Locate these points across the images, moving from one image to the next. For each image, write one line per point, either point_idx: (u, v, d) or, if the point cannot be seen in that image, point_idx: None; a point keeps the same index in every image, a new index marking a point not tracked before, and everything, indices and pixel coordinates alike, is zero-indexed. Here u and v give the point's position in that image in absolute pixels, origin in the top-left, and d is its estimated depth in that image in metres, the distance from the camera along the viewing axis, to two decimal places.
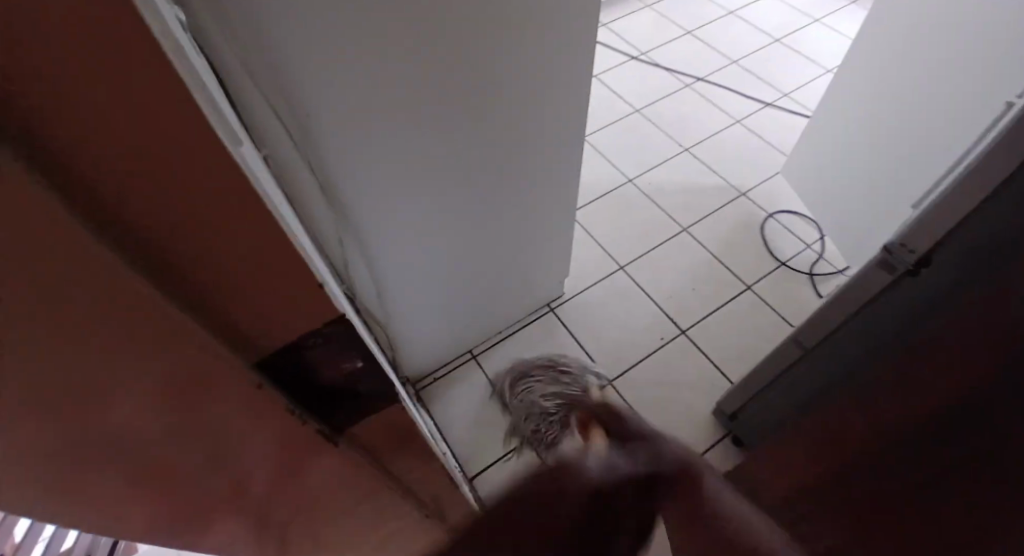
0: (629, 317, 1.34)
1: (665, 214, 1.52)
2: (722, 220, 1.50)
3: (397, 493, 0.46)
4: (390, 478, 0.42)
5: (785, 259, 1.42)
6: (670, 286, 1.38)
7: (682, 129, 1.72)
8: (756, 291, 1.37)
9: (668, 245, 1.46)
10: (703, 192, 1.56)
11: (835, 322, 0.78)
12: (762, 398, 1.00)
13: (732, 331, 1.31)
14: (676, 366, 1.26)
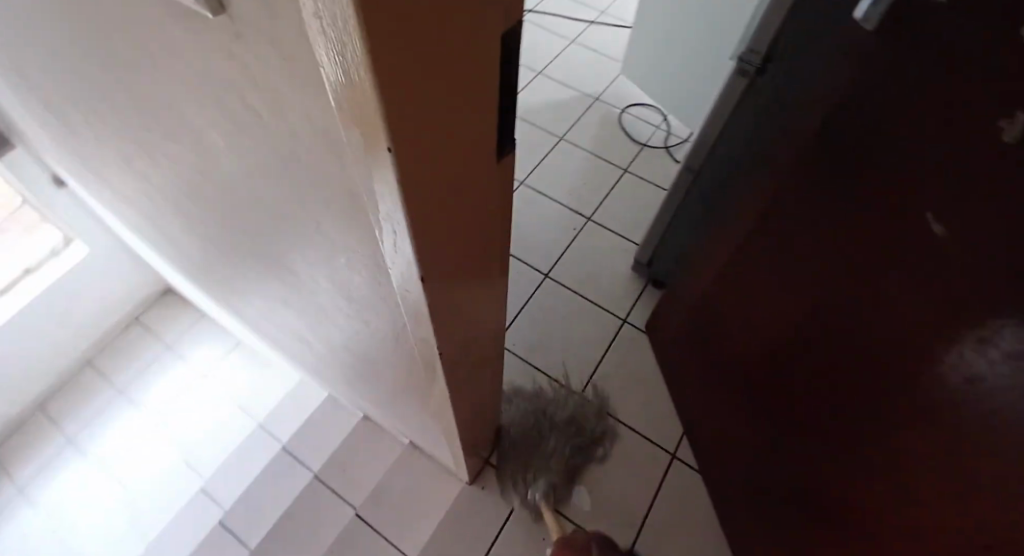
0: (541, 220, 1.56)
1: (542, 130, 1.75)
2: (587, 124, 1.76)
3: (494, 291, 0.62)
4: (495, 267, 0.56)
5: (644, 141, 1.72)
6: (567, 186, 1.63)
7: (531, 57, 1.93)
8: (633, 171, 1.65)
9: (552, 154, 1.70)
10: (568, 107, 1.81)
11: (714, 138, 1.03)
12: (671, 234, 1.27)
13: (625, 207, 1.58)
14: (593, 245, 1.51)
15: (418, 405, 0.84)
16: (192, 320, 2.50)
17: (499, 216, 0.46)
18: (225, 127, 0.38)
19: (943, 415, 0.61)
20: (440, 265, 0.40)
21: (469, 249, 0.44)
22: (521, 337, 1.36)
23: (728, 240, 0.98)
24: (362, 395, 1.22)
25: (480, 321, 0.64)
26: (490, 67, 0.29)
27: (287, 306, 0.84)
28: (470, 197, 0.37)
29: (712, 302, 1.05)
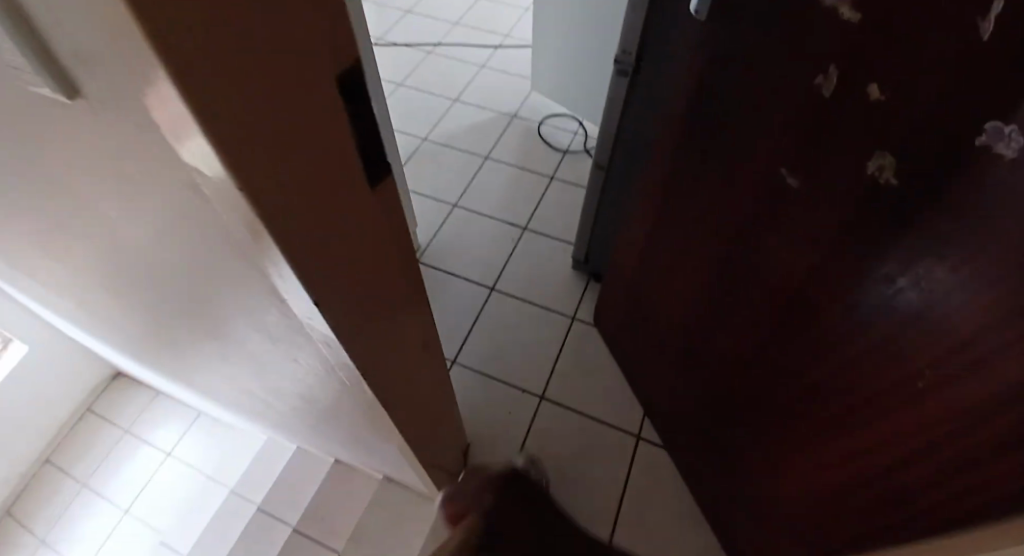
0: (480, 238, 1.60)
1: (466, 153, 1.81)
2: (509, 140, 1.83)
3: (418, 307, 0.66)
4: (411, 286, 0.59)
5: (565, 147, 1.80)
6: (498, 202, 1.68)
7: (445, 85, 2.00)
8: (559, 177, 1.73)
9: (480, 173, 1.76)
10: (487, 127, 1.87)
11: (615, 133, 1.10)
12: (599, 228, 1.34)
13: (557, 212, 1.65)
14: (532, 252, 1.57)
15: (374, 436, 0.86)
16: (147, 398, 2.43)
17: (398, 238, 0.51)
18: (120, 201, 0.41)
19: (839, 348, 0.67)
20: (344, 293, 0.44)
21: (371, 272, 0.47)
22: (477, 352, 1.39)
23: (644, 225, 1.05)
24: (328, 439, 1.22)
25: (412, 338, 0.67)
26: (332, 103, 0.33)
27: (231, 364, 0.86)
28: (352, 220, 0.41)
29: (643, 285, 1.12)
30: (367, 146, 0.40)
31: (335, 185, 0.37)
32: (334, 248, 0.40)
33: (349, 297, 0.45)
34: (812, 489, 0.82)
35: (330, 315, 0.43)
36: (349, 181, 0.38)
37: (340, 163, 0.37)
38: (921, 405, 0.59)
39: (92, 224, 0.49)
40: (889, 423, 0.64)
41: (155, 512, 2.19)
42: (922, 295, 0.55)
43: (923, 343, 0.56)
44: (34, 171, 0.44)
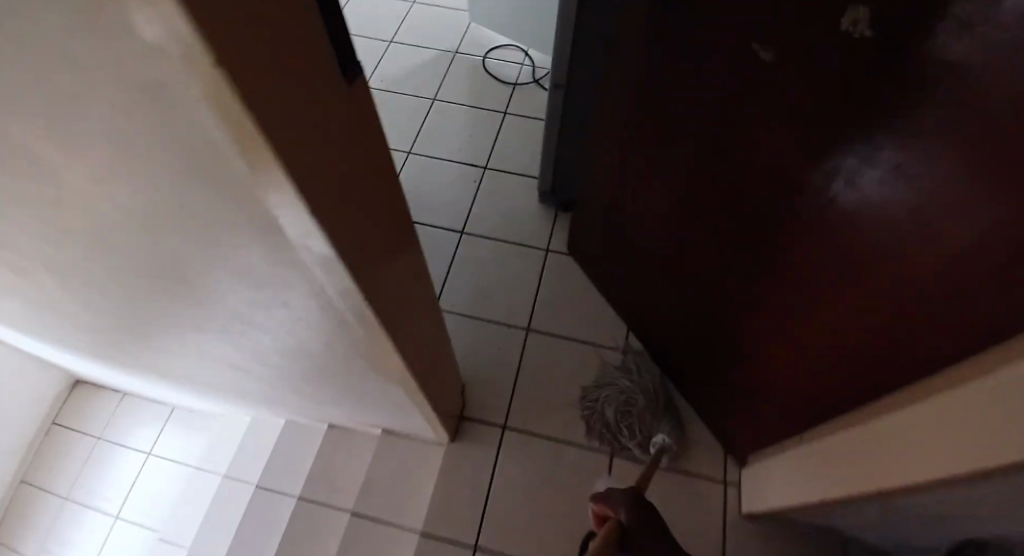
0: (440, 183, 1.56)
1: (412, 97, 1.74)
2: (455, 78, 1.77)
3: (407, 238, 0.63)
4: (394, 209, 0.56)
5: (514, 80, 1.76)
6: (454, 144, 1.64)
7: (378, 28, 1.90)
8: (512, 112, 1.69)
9: (431, 116, 1.70)
10: (429, 68, 1.80)
11: (572, 43, 1.08)
12: (562, 156, 1.33)
13: (516, 146, 1.62)
14: (497, 190, 1.54)
15: (376, 382, 0.84)
16: (115, 401, 2.33)
17: (378, 161, 0.48)
18: (56, 156, 0.36)
19: (824, 222, 0.69)
20: (340, 225, 0.42)
21: (357, 193, 0.45)
22: (457, 296, 1.38)
23: (612, 137, 1.04)
24: (319, 404, 1.19)
25: (405, 270, 0.65)
26: (304, 6, 0.30)
27: (213, 335, 0.82)
28: (335, 140, 0.38)
29: (616, 201, 1.12)
30: (339, 53, 0.36)
31: (307, 80, 0.33)
32: (322, 170, 0.37)
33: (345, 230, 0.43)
34: (806, 367, 0.85)
35: (326, 232, 0.40)
36: (328, 98, 0.36)
37: (316, 76, 0.34)
38: (896, 267, 0.62)
39: (30, 190, 0.43)
40: (872, 286, 0.67)
41: (148, 512, 2.11)
42: (901, 155, 0.56)
43: (900, 205, 0.58)
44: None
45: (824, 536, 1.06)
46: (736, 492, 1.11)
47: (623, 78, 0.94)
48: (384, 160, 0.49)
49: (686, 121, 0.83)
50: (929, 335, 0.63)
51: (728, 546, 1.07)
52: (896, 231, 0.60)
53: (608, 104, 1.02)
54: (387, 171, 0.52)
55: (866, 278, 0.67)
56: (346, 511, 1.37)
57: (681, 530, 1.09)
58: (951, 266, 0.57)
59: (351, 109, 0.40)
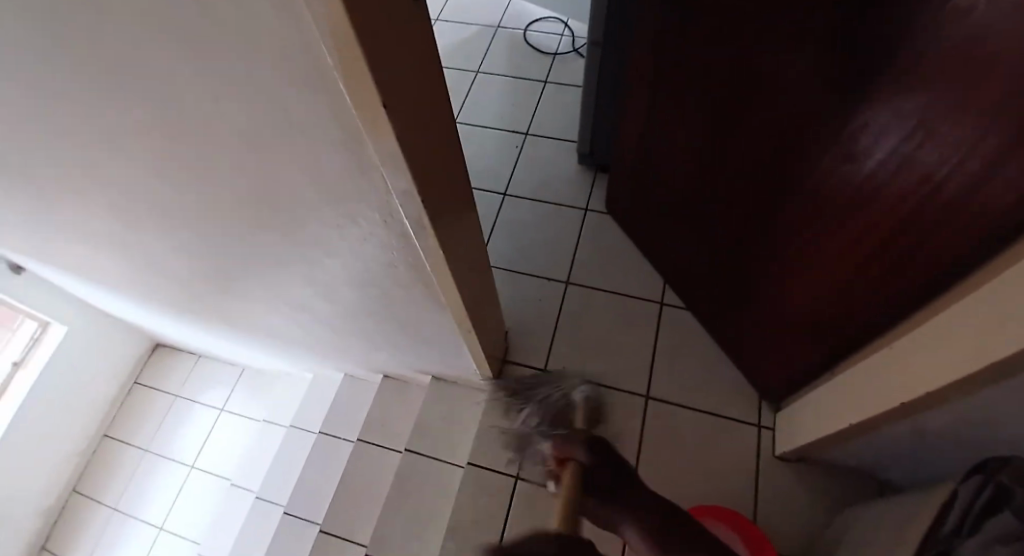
0: (484, 149, 1.65)
1: (457, 70, 1.84)
2: (497, 52, 1.86)
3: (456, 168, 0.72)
4: (447, 130, 0.64)
5: (553, 51, 1.83)
6: (496, 113, 1.72)
7: None
8: (552, 81, 1.76)
9: (474, 87, 1.79)
10: (472, 45, 1.90)
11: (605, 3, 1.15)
12: (598, 117, 1.39)
13: (556, 113, 1.69)
14: (537, 154, 1.62)
15: (429, 311, 0.93)
16: (191, 364, 2.53)
17: (432, 85, 0.57)
18: (187, 70, 0.47)
19: (832, 149, 0.72)
20: (403, 128, 0.51)
21: (415, 107, 0.54)
22: (500, 252, 1.46)
23: (639, 90, 1.10)
24: (373, 349, 1.30)
25: (457, 199, 0.74)
26: None
27: (285, 269, 0.93)
28: (398, 52, 0.47)
29: (645, 155, 1.18)
30: None
31: None
32: (389, 73, 0.46)
33: (407, 133, 0.52)
34: (818, 300, 0.89)
35: (392, 127, 0.49)
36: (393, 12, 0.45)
37: None
38: (892, 183, 0.66)
39: (158, 112, 0.55)
40: (872, 205, 0.70)
41: (220, 465, 2.25)
42: (892, 75, 0.60)
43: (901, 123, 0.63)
44: (101, 66, 0.49)
45: (857, 476, 1.08)
46: (768, 433, 1.15)
47: (648, 31, 0.99)
48: (436, 86, 0.58)
49: (703, 66, 0.89)
50: (932, 250, 0.66)
51: (760, 483, 1.11)
52: (893, 148, 0.64)
53: (634, 59, 1.08)
54: (440, 98, 0.60)
55: (867, 198, 0.71)
56: (397, 452, 1.43)
57: (712, 466, 1.14)
58: (943, 176, 0.60)
59: (412, 29, 0.49)
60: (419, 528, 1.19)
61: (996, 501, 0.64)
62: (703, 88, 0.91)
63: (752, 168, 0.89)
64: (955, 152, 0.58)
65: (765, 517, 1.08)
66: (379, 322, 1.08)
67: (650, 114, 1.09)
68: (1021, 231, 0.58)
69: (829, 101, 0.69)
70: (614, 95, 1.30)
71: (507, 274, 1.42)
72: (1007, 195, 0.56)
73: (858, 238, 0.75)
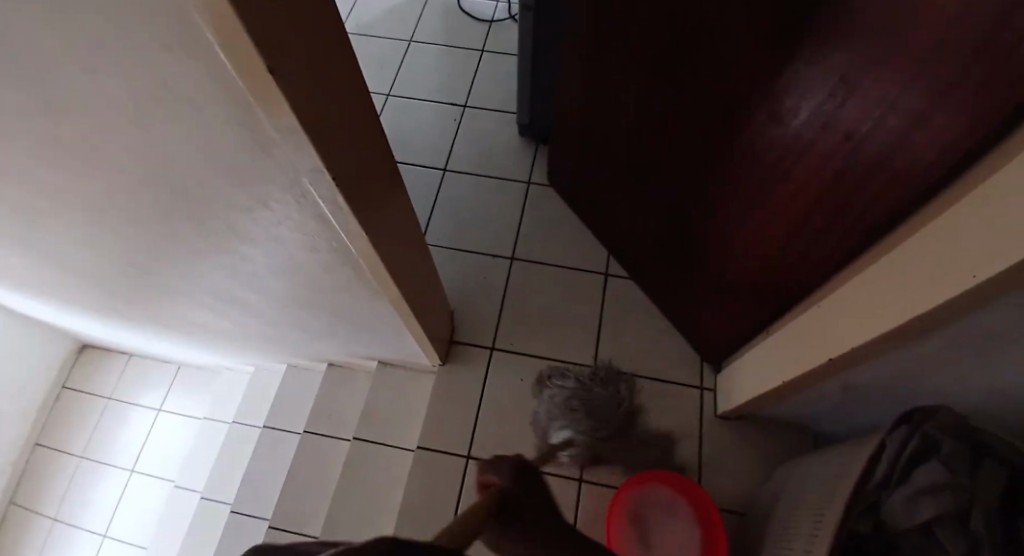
0: (421, 123, 1.58)
1: (390, 40, 1.76)
2: (431, 20, 1.78)
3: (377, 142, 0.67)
4: (361, 98, 0.59)
5: (490, 18, 1.77)
6: (432, 85, 1.65)
7: None
8: (490, 50, 1.70)
9: (408, 58, 1.72)
10: (404, 14, 1.81)
11: None
12: (536, 86, 1.35)
13: (495, 83, 1.64)
14: (477, 126, 1.56)
15: (363, 296, 0.89)
16: (124, 363, 2.38)
17: (337, 52, 0.52)
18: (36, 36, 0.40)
19: (761, 109, 0.71)
20: (305, 100, 0.46)
21: (318, 76, 0.49)
22: (442, 230, 1.41)
23: (573, 55, 1.06)
24: (310, 337, 1.24)
25: (380, 176, 0.69)
26: None
27: (202, 259, 0.86)
28: (286, 14, 0.42)
29: (583, 123, 1.15)
30: None
31: None
32: (277, 38, 0.41)
33: (309, 105, 0.47)
34: (754, 263, 0.89)
35: (289, 98, 0.44)
36: None
37: None
38: (819, 142, 0.66)
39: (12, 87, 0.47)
40: (801, 165, 0.70)
41: (162, 467, 2.14)
42: (815, 32, 0.59)
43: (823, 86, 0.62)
44: None
45: (797, 433, 1.11)
46: (712, 396, 1.17)
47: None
48: (341, 53, 0.53)
49: (632, 29, 0.86)
50: (858, 208, 0.67)
51: (707, 446, 1.13)
52: (819, 106, 0.63)
53: (568, 23, 1.04)
54: (349, 66, 0.55)
55: (796, 158, 0.70)
56: (346, 440, 1.39)
57: (660, 432, 1.15)
58: (867, 133, 0.60)
59: None
60: (371, 517, 1.15)
61: (922, 449, 0.66)
62: (634, 51, 0.88)
63: (686, 133, 0.88)
64: (877, 108, 0.57)
65: (712, 480, 1.10)
66: (312, 309, 1.02)
67: (586, 81, 1.06)
68: (936, 187, 0.58)
69: (757, 62, 0.68)
70: (549, 62, 1.26)
71: (449, 252, 1.38)
72: (925, 150, 0.56)
73: (788, 199, 0.75)
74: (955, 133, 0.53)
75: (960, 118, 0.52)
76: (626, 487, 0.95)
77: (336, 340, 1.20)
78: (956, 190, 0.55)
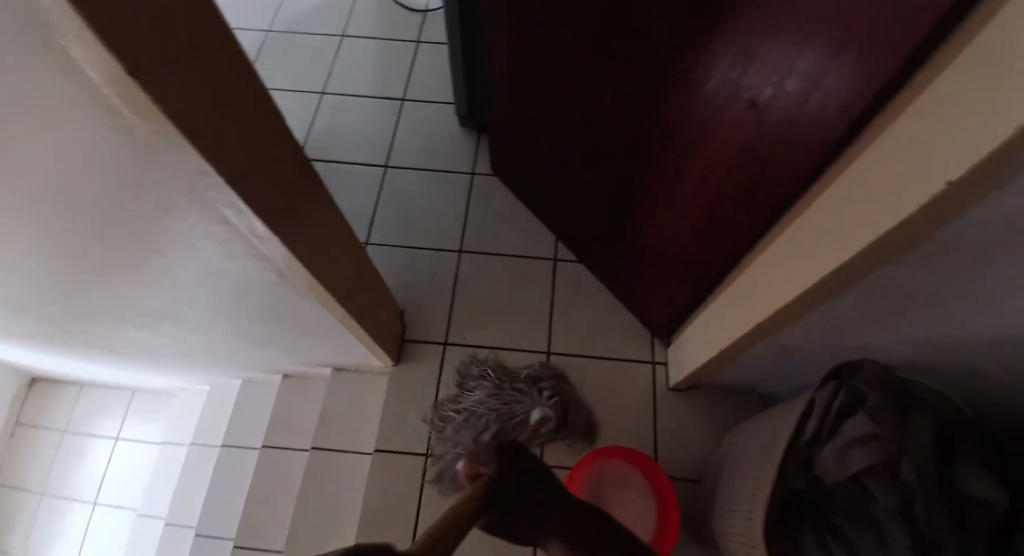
0: (357, 119, 1.55)
1: (321, 36, 1.71)
2: (363, 13, 1.74)
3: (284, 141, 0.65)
4: (253, 94, 0.56)
5: (423, 8, 1.74)
6: (367, 80, 1.62)
7: None
8: (425, 40, 1.67)
9: (341, 53, 1.67)
10: (333, 8, 1.77)
11: None
12: (469, 74, 1.33)
13: (432, 73, 1.61)
14: (416, 119, 1.54)
15: (296, 300, 0.86)
16: (75, 392, 2.28)
17: (219, 49, 0.50)
18: None
19: (673, 81, 0.72)
20: (182, 103, 0.44)
21: (197, 78, 0.47)
22: (386, 227, 1.39)
23: (498, 38, 1.05)
24: (255, 348, 1.20)
25: (289, 176, 0.67)
26: None
27: (122, 278, 0.83)
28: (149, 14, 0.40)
29: (514, 109, 1.14)
30: None
31: None
32: (139, 39, 0.39)
33: (187, 108, 0.45)
34: (683, 235, 0.90)
35: (161, 104, 0.42)
36: None
37: None
38: (727, 111, 0.67)
39: None
40: (714, 134, 0.71)
41: (125, 497, 2.07)
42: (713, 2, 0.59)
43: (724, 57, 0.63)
44: None
45: (748, 398, 1.13)
46: (664, 370, 1.19)
47: None
48: (226, 49, 0.51)
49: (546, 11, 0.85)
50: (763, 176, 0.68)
51: (662, 420, 1.14)
52: (724, 75, 0.64)
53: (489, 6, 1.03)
54: (238, 64, 0.53)
55: (708, 128, 0.71)
56: (305, 450, 1.36)
57: (617, 411, 1.16)
58: (768, 99, 0.61)
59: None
60: (333, 524, 1.13)
61: (849, 402, 0.67)
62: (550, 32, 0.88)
63: (607, 112, 0.88)
64: (775, 74, 0.58)
65: (669, 452, 1.11)
66: (249, 319, 0.99)
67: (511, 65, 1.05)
68: (832, 155, 0.58)
69: (664, 36, 0.68)
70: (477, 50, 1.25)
71: (394, 249, 1.36)
72: (821, 117, 0.56)
73: (706, 167, 0.75)
74: (846, 96, 0.53)
75: (847, 80, 0.52)
76: (581, 465, 0.95)
77: (282, 348, 1.17)
78: (849, 151, 0.56)
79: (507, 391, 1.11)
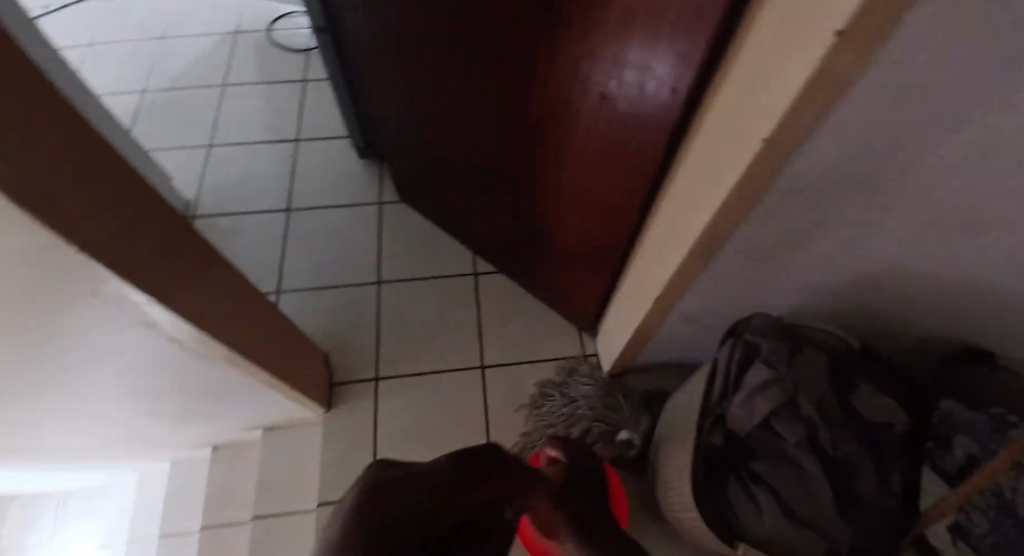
0: (251, 168, 1.51)
1: (200, 88, 1.66)
2: (242, 60, 1.71)
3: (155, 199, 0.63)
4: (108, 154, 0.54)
5: (304, 47, 1.73)
6: (257, 126, 1.58)
7: (145, 29, 1.81)
8: (312, 79, 1.66)
9: (224, 104, 1.63)
10: (210, 59, 1.72)
11: None
12: (357, 105, 1.33)
13: (323, 111, 1.60)
14: (313, 158, 1.51)
15: (201, 363, 0.82)
16: None
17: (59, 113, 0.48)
18: None
19: (533, 88, 0.75)
20: (22, 176, 0.42)
21: (37, 147, 0.44)
22: (299, 272, 1.35)
23: (372, 69, 1.06)
24: (174, 424, 1.13)
25: (166, 236, 0.65)
26: None
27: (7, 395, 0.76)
28: None
29: (404, 133, 1.15)
30: None
31: None
32: None
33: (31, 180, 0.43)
34: (577, 231, 0.93)
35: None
36: None
37: None
38: (584, 108, 0.70)
39: None
40: (577, 133, 0.74)
41: None
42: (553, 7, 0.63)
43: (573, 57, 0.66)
44: None
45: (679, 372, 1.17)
46: (596, 360, 1.21)
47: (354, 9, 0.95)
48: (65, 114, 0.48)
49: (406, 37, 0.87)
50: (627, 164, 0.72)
51: None
52: (574, 74, 0.67)
53: (357, 40, 1.03)
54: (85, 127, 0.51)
55: (572, 127, 0.75)
56: (245, 521, 1.29)
57: None
58: (614, 92, 0.64)
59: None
60: None
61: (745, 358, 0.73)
62: (415, 57, 0.89)
63: (484, 124, 0.90)
64: (614, 68, 0.62)
65: None
66: (158, 396, 0.94)
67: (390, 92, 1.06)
68: (682, 132, 0.62)
69: (517, 45, 0.71)
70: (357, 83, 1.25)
71: (308, 294, 1.32)
72: (659, 102, 0.60)
73: (579, 165, 0.79)
74: (673, 79, 0.56)
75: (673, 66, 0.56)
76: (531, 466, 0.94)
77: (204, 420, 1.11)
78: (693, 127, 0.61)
79: (613, 394, 1.11)
